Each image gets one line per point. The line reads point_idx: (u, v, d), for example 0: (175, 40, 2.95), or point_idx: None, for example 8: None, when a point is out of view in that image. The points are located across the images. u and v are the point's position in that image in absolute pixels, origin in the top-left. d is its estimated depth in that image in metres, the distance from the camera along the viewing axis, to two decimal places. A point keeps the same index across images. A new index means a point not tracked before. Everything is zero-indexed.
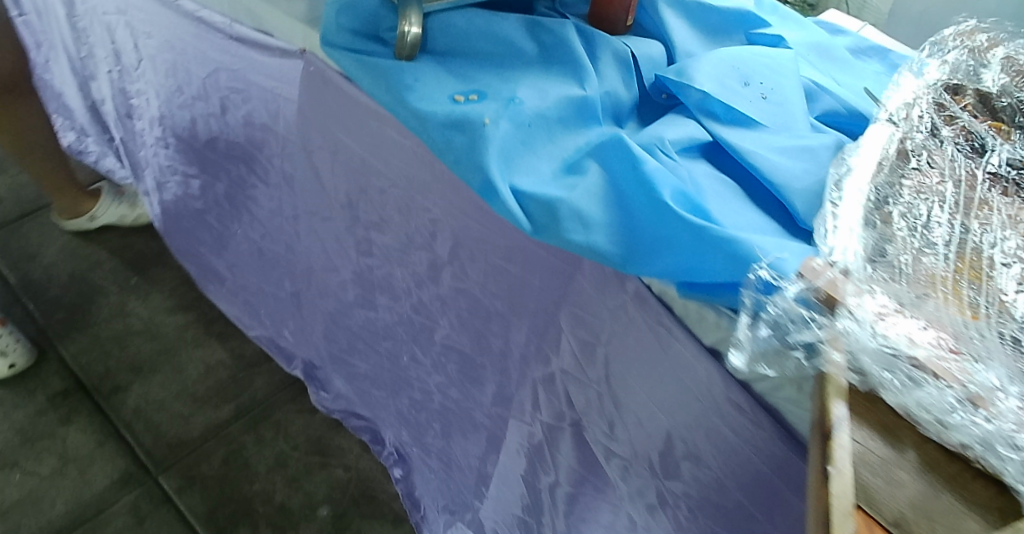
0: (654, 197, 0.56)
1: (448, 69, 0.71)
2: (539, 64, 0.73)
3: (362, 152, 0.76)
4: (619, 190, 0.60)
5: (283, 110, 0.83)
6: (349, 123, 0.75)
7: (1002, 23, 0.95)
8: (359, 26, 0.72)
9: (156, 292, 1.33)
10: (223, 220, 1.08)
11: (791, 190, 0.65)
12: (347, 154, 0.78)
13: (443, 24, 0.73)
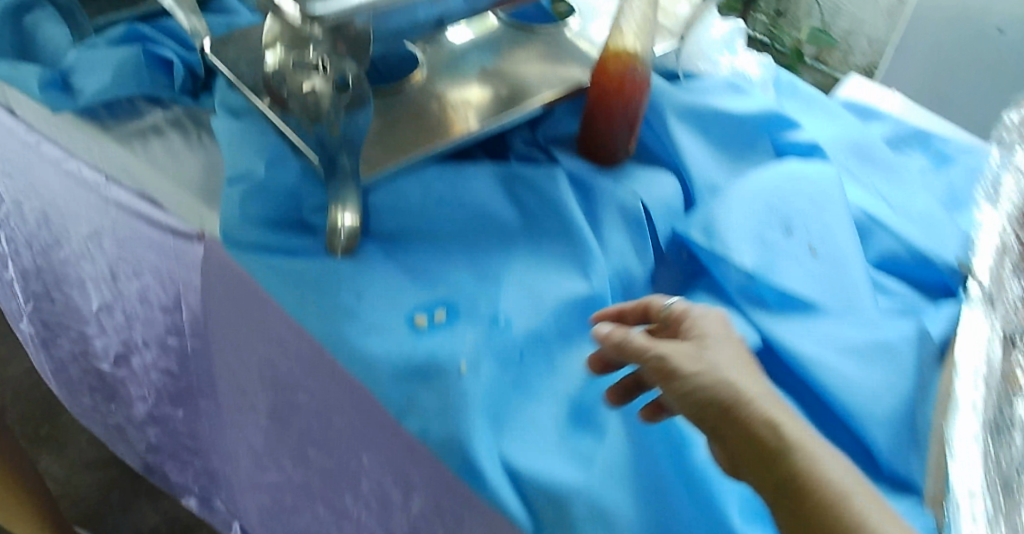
0: (715, 507, 0.42)
1: (402, 265, 0.52)
2: (526, 240, 0.54)
3: (285, 367, 0.56)
4: (659, 474, 0.44)
5: (181, 295, 0.63)
6: (266, 333, 0.55)
7: None
8: (275, 213, 0.52)
9: (70, 442, 1.12)
10: (115, 395, 0.85)
11: (876, 419, 0.48)
12: (266, 366, 0.58)
13: (389, 191, 0.54)
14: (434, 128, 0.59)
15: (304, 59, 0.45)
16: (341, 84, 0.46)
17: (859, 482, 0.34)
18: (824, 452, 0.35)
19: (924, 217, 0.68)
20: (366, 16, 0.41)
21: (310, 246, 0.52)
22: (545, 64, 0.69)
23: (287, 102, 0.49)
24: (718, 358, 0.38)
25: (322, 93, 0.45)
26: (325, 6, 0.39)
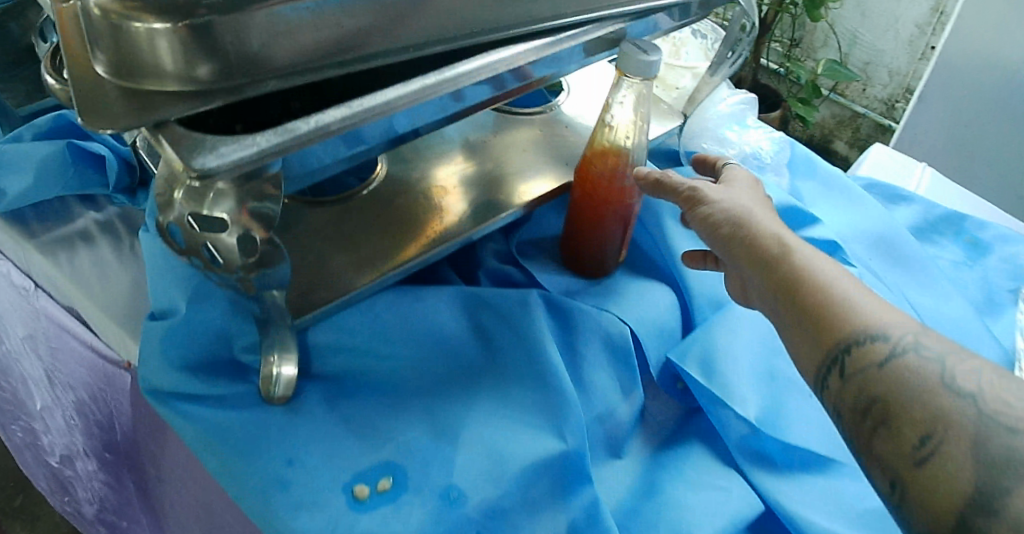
0: None
1: (344, 418, 0.45)
2: (491, 385, 0.48)
3: (217, 514, 0.50)
4: None
5: (112, 418, 0.56)
6: (196, 477, 0.49)
7: None
8: (201, 352, 0.45)
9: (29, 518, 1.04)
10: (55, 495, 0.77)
11: None
12: (199, 507, 0.51)
13: (340, 328, 0.48)
14: (397, 241, 0.53)
15: (202, 212, 0.33)
16: (252, 235, 0.36)
17: (849, 278, 0.40)
18: (843, 282, 0.39)
19: (958, 328, 0.63)
20: (276, 162, 0.34)
21: (243, 394, 0.45)
22: (534, 154, 0.64)
23: (179, 252, 0.36)
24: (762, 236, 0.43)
25: (226, 249, 0.35)
26: (216, 160, 0.31)
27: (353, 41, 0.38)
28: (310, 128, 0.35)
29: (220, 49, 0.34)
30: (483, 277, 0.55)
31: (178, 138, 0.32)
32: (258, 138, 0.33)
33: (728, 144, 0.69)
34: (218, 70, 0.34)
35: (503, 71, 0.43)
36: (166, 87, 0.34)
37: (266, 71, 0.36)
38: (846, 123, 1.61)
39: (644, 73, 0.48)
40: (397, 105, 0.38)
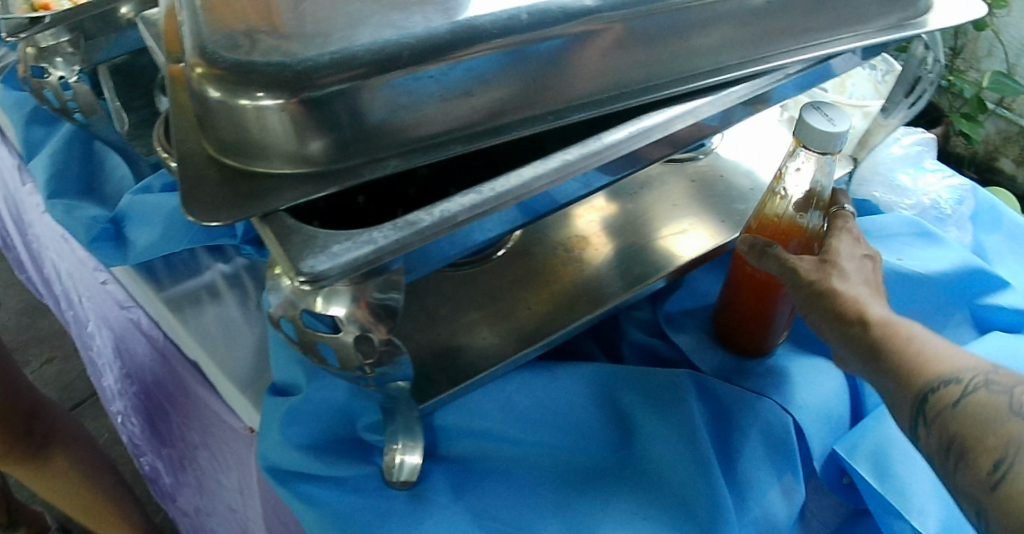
0: None
1: (467, 509, 0.41)
2: (628, 478, 0.42)
3: None
4: None
5: (234, 478, 0.54)
6: None
7: None
8: (322, 428, 0.43)
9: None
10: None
11: None
12: None
13: (471, 408, 0.45)
14: (529, 312, 0.49)
15: (315, 308, 0.33)
16: (368, 336, 0.34)
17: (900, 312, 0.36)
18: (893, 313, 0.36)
19: None
20: (396, 260, 0.33)
21: (364, 476, 0.42)
22: (684, 208, 0.57)
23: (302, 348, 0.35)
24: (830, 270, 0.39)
25: (341, 346, 0.34)
26: (328, 262, 0.31)
27: (475, 115, 0.38)
28: (433, 219, 0.33)
29: (334, 125, 0.35)
30: (627, 349, 0.51)
31: (287, 235, 0.32)
32: (375, 234, 0.32)
33: (903, 192, 0.64)
34: (331, 145, 0.36)
35: (655, 139, 0.38)
36: (278, 167, 0.37)
37: (384, 148, 0.37)
38: (1012, 139, 1.40)
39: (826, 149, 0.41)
40: (537, 186, 0.35)
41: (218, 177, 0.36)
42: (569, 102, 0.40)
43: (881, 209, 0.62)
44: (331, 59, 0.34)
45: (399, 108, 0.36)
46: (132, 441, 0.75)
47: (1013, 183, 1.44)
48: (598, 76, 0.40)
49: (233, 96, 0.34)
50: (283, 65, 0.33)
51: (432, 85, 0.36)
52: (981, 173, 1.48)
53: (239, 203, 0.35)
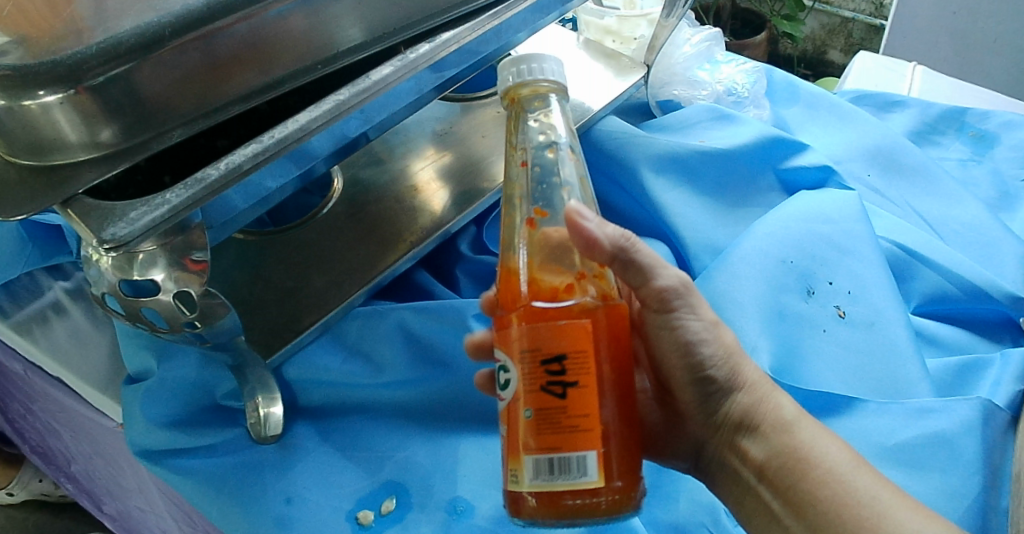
0: None
1: (342, 447, 0.44)
2: (473, 383, 0.46)
3: None
4: None
5: (125, 470, 0.56)
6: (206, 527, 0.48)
7: None
8: (184, 407, 0.45)
9: None
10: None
11: None
12: None
13: (320, 354, 0.47)
14: (364, 255, 0.51)
15: (134, 277, 0.33)
16: (188, 291, 0.35)
17: (800, 413, 0.38)
18: (808, 438, 0.37)
19: (973, 232, 0.59)
20: (198, 213, 0.34)
21: (233, 439, 0.44)
22: (493, 137, 0.61)
23: (131, 321, 0.36)
24: (743, 367, 0.38)
25: (167, 309, 0.35)
26: (126, 227, 0.31)
27: (255, 71, 0.38)
28: (221, 173, 0.35)
29: (118, 107, 0.35)
30: (461, 273, 0.54)
31: (87, 211, 0.32)
32: (168, 195, 0.33)
33: (699, 85, 0.72)
34: (123, 129, 0.35)
35: (423, 68, 0.42)
36: (76, 157, 0.35)
37: (167, 120, 0.36)
38: (837, 30, 1.51)
39: (540, 76, 0.34)
40: (315, 127, 0.38)
41: (18, 177, 0.34)
42: (341, 49, 0.42)
43: (683, 106, 0.70)
44: (98, 50, 0.34)
45: (177, 82, 0.36)
46: (48, 456, 0.77)
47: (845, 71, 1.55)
48: (363, 19, 0.42)
49: (14, 99, 0.34)
50: (57, 61, 0.34)
51: (202, 56, 0.36)
52: (814, 68, 1.59)
53: (34, 196, 0.33)
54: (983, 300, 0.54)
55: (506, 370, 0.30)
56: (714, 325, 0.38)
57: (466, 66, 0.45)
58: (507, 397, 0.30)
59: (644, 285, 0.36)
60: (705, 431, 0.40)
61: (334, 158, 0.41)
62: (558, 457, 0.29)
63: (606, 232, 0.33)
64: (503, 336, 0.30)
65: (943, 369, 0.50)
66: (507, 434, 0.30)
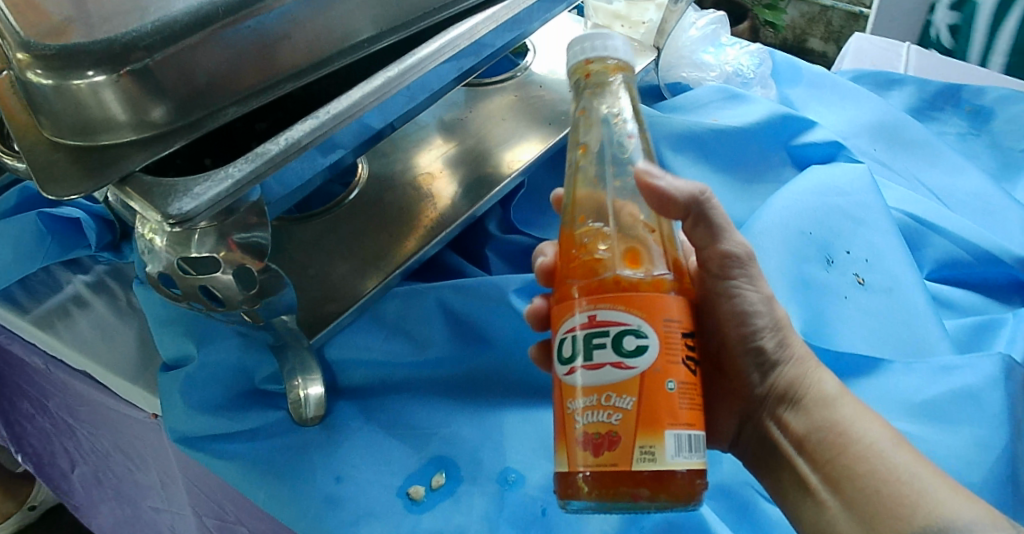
0: None
1: (385, 426, 0.44)
2: (513, 357, 0.46)
3: None
4: None
5: (146, 464, 0.55)
6: (239, 515, 0.47)
7: None
8: (223, 391, 0.44)
9: None
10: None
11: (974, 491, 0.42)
12: None
13: (360, 335, 0.47)
14: (395, 239, 0.51)
15: (191, 254, 0.34)
16: (247, 267, 0.36)
17: (842, 391, 0.39)
18: (850, 414, 0.37)
19: (978, 201, 0.61)
20: (255, 189, 0.34)
21: (274, 423, 0.44)
22: (513, 120, 0.61)
23: (181, 301, 0.36)
24: (791, 340, 0.40)
25: (225, 287, 0.35)
26: (192, 202, 0.31)
27: (305, 49, 0.38)
28: (281, 147, 0.35)
29: (168, 86, 0.34)
30: (490, 253, 0.55)
31: (146, 189, 0.32)
32: (230, 169, 0.33)
33: (707, 68, 0.73)
34: (173, 108, 0.35)
35: (458, 47, 0.43)
36: (124, 137, 0.34)
37: (220, 97, 0.36)
38: (817, 19, 1.54)
39: (614, 52, 0.34)
40: (367, 103, 0.38)
41: (67, 158, 0.34)
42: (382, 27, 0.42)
43: (691, 88, 0.71)
44: (152, 27, 0.34)
45: (232, 58, 0.36)
46: (50, 461, 0.75)
47: (825, 58, 1.58)
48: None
49: (64, 78, 0.33)
50: (109, 39, 0.33)
51: (251, 34, 0.36)
52: (794, 56, 1.62)
53: (85, 176, 0.33)
54: (997, 265, 0.56)
55: (640, 335, 0.28)
56: (769, 299, 0.40)
57: (485, 55, 0.46)
58: (641, 365, 0.28)
59: (710, 246, 0.38)
60: (758, 396, 0.41)
61: (362, 150, 0.41)
62: (692, 432, 0.28)
63: (680, 188, 0.35)
64: (632, 299, 0.28)
65: (959, 329, 0.52)
66: (638, 406, 0.27)
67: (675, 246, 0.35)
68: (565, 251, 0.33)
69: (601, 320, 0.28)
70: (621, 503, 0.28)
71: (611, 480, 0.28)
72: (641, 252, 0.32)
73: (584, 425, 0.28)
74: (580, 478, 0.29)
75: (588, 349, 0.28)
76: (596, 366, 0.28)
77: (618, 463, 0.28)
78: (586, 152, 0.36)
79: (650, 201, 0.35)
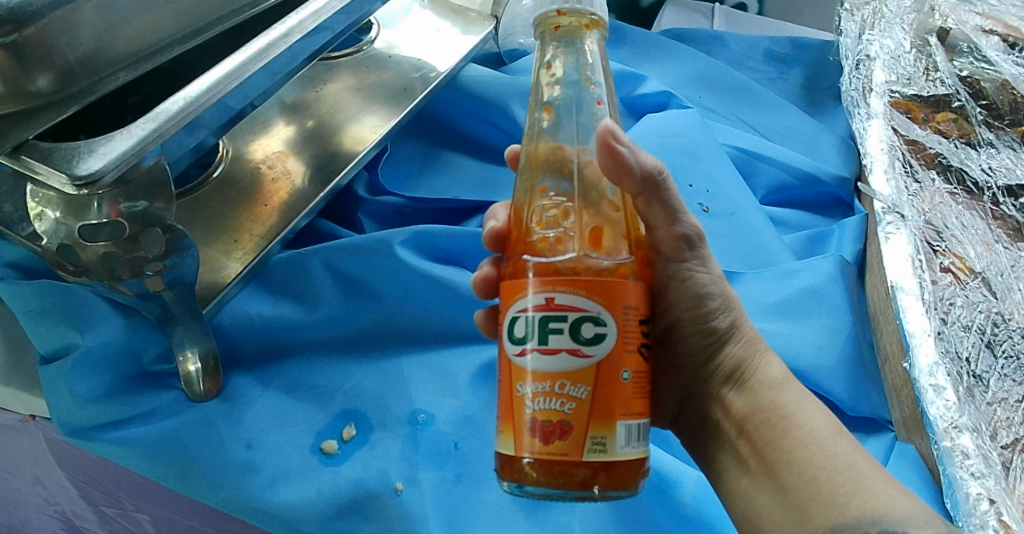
0: (680, 506, 0.41)
1: (288, 390, 0.44)
2: (404, 307, 0.47)
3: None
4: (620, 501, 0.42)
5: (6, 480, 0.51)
6: (136, 506, 0.46)
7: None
8: (112, 379, 0.43)
9: None
10: None
11: (818, 370, 0.49)
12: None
13: (247, 302, 0.46)
14: (266, 211, 0.51)
15: (86, 221, 0.34)
16: (151, 228, 0.36)
17: (788, 376, 0.38)
18: (795, 399, 0.36)
19: (794, 133, 0.71)
20: (151, 153, 0.33)
21: (172, 403, 0.43)
22: (364, 94, 0.61)
23: (80, 275, 0.37)
24: (743, 322, 0.39)
25: (127, 252, 0.36)
26: (99, 160, 0.31)
27: (175, 20, 0.39)
28: (180, 106, 0.35)
29: (54, 53, 0.33)
30: (363, 216, 0.56)
31: (45, 153, 0.31)
32: (132, 128, 0.33)
33: None
34: (57, 77, 0.33)
35: (322, 13, 0.44)
36: (7, 108, 0.32)
37: (107, 65, 0.36)
38: None
39: (589, 7, 0.32)
40: (252, 66, 0.39)
41: None
42: None
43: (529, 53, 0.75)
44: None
45: (114, 24, 0.35)
46: None
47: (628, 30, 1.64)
48: None
49: None
50: None
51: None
52: None
53: None
54: (817, 184, 0.65)
55: (599, 323, 0.27)
56: (720, 278, 0.39)
57: (336, 34, 0.47)
58: (598, 354, 0.27)
59: (663, 227, 0.36)
60: (701, 367, 0.40)
61: (224, 131, 0.40)
62: (638, 422, 0.29)
63: (642, 159, 0.34)
64: (594, 284, 0.27)
65: (796, 240, 0.61)
66: (591, 397, 0.27)
67: (637, 223, 0.35)
68: (523, 224, 0.33)
69: (562, 304, 0.27)
70: (566, 490, 0.28)
71: (557, 469, 0.27)
72: (606, 230, 0.31)
73: (535, 410, 0.28)
74: (527, 463, 0.28)
75: (544, 332, 0.27)
76: (551, 352, 0.27)
77: (567, 453, 0.27)
78: (551, 115, 0.35)
79: (604, 162, 0.33)
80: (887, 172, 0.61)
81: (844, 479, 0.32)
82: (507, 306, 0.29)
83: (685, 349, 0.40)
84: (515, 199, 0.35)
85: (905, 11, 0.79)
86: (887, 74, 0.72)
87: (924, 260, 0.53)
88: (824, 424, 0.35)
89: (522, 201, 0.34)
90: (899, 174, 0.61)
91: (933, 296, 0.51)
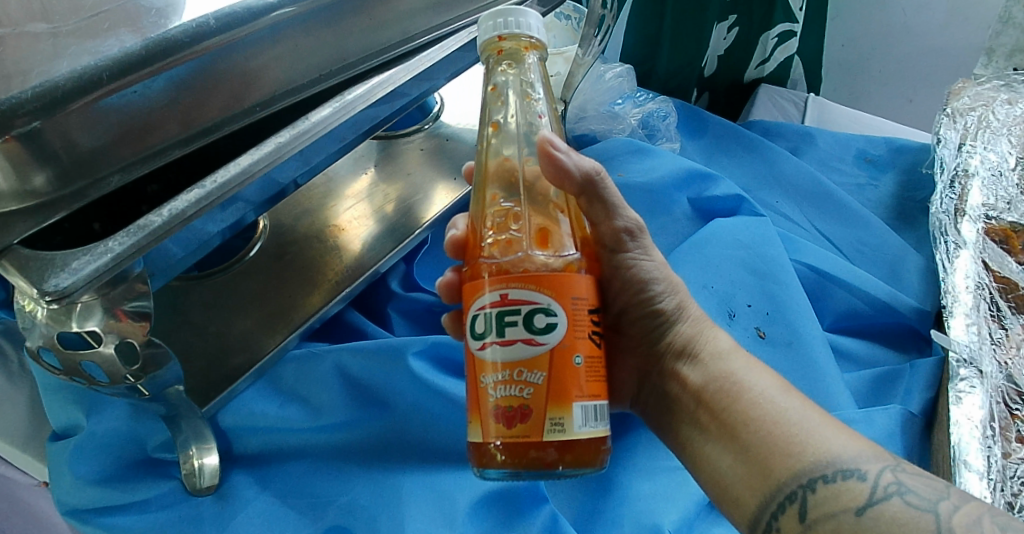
0: None
1: (283, 498, 0.43)
2: (413, 415, 0.46)
3: None
4: None
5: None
6: None
7: (993, 107, 0.76)
8: (113, 461, 0.43)
9: None
10: None
11: None
12: None
13: (254, 400, 0.46)
14: (292, 297, 0.50)
15: (71, 329, 0.32)
16: (130, 342, 0.34)
17: (733, 347, 0.39)
18: (742, 366, 0.37)
19: (873, 250, 0.65)
20: (139, 262, 0.33)
21: (167, 493, 0.42)
22: (420, 175, 0.60)
23: (59, 375, 0.35)
24: (688, 303, 0.41)
25: (105, 361, 0.34)
26: (69, 278, 0.31)
27: (191, 117, 0.39)
28: (164, 219, 0.34)
29: (54, 152, 0.35)
30: (394, 311, 0.55)
31: (25, 264, 0.32)
32: (110, 243, 0.32)
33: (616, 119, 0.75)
34: (56, 175, 0.35)
35: (358, 110, 0.42)
36: (9, 206, 0.35)
37: (105, 165, 0.37)
38: None
39: (526, 31, 0.33)
40: (258, 168, 0.37)
41: None
42: (279, 90, 0.42)
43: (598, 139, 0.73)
44: (35, 93, 0.34)
45: (116, 125, 0.36)
46: None
47: None
48: (280, 63, 0.42)
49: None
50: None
51: (138, 99, 0.36)
52: None
53: None
54: (892, 314, 0.59)
55: (549, 315, 0.28)
56: (664, 265, 0.41)
57: (395, 110, 0.45)
58: (551, 342, 0.28)
59: (605, 222, 0.38)
60: (653, 355, 0.40)
61: (263, 208, 0.40)
62: (596, 403, 0.29)
63: (581, 161, 0.35)
64: (542, 278, 0.28)
65: (859, 381, 0.55)
66: (548, 381, 0.28)
67: (581, 223, 0.36)
68: (478, 232, 0.33)
69: (514, 299, 0.28)
70: (534, 470, 0.29)
71: (520, 449, 0.28)
72: (552, 229, 0.32)
73: (497, 398, 0.29)
74: (495, 447, 0.29)
75: (500, 325, 0.28)
76: (507, 343, 0.28)
77: (529, 434, 0.28)
78: (499, 131, 0.35)
79: (546, 169, 0.34)
80: (968, 313, 0.54)
81: (786, 431, 0.33)
82: (468, 305, 0.30)
83: (634, 332, 0.41)
84: (468, 213, 0.35)
85: (1015, 120, 0.73)
86: (986, 194, 0.65)
87: (999, 426, 0.47)
88: (770, 381, 0.36)
89: (475, 214, 0.35)
90: (982, 317, 0.54)
91: (1001, 473, 0.45)
